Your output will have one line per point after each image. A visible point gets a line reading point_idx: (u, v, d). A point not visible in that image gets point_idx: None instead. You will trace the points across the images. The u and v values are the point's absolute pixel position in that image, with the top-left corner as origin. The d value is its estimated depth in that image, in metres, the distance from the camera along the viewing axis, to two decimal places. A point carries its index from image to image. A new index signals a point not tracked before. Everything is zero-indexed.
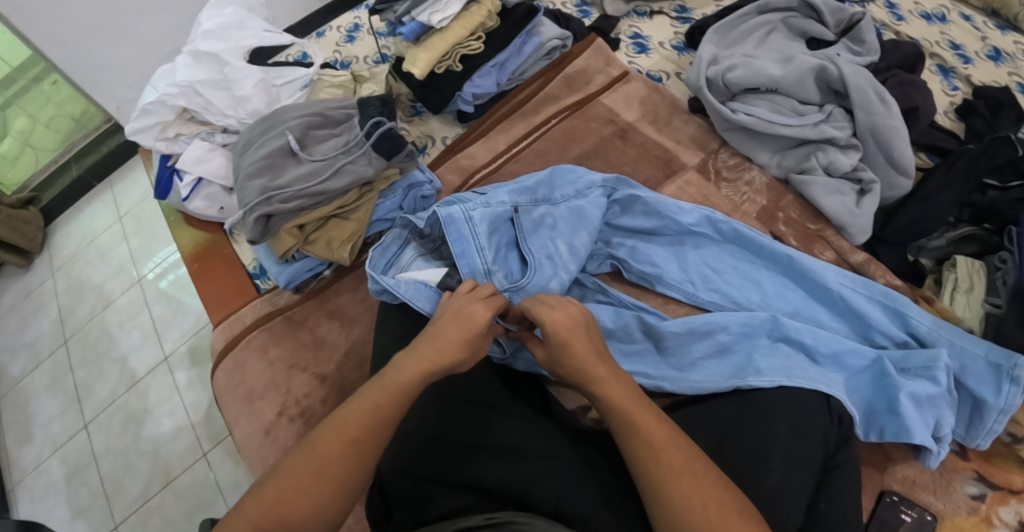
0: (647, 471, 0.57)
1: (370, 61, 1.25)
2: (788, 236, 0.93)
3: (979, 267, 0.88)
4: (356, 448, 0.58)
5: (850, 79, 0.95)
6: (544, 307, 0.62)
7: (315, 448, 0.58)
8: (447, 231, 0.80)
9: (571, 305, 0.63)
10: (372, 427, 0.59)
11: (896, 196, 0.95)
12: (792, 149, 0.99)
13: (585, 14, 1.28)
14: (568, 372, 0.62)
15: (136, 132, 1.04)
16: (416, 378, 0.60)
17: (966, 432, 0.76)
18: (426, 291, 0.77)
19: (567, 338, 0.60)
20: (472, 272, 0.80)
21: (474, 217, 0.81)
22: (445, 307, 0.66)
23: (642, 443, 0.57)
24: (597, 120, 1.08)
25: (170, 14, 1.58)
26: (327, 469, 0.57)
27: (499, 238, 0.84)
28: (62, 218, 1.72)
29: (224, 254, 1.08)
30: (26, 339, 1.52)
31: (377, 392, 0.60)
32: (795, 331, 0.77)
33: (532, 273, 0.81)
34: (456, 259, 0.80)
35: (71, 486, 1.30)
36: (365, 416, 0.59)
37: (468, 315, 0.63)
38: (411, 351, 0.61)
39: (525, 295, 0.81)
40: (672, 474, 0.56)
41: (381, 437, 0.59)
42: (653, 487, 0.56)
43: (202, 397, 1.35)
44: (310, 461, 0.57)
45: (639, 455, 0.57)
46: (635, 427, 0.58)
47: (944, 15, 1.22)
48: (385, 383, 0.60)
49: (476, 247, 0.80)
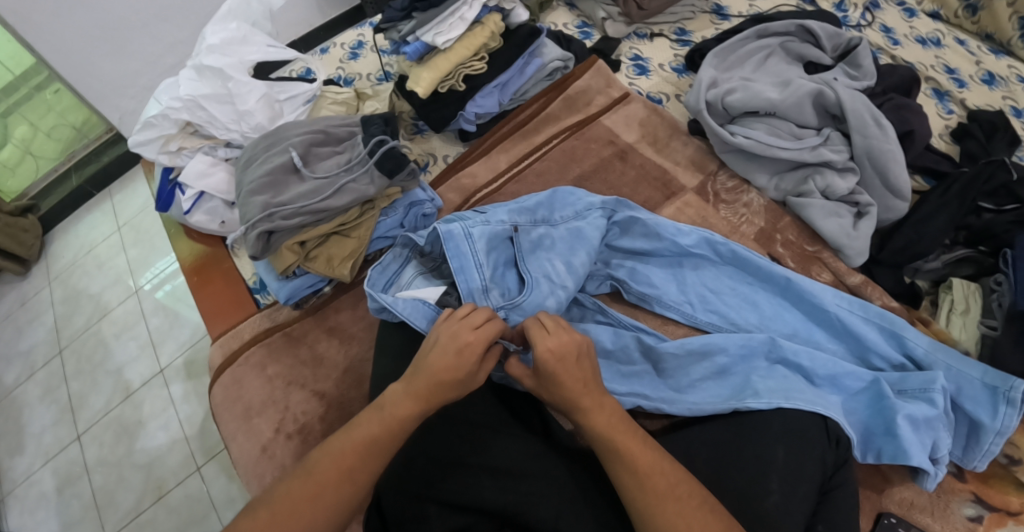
0: (632, 496, 0.57)
1: (373, 79, 1.27)
2: (786, 258, 0.94)
3: (975, 290, 0.88)
4: (351, 478, 0.58)
5: (847, 104, 0.96)
6: (541, 332, 0.62)
7: (311, 474, 0.58)
8: (446, 247, 0.81)
9: (566, 333, 0.63)
10: (370, 459, 0.59)
11: (892, 219, 0.96)
12: (790, 171, 1.00)
13: (585, 36, 1.30)
14: (555, 398, 0.62)
15: (140, 144, 1.05)
16: (414, 413, 0.61)
17: (964, 453, 0.76)
18: (423, 309, 0.77)
19: (557, 370, 0.60)
20: (469, 289, 0.80)
21: (473, 234, 0.82)
22: (432, 344, 0.64)
23: (626, 469, 0.58)
24: (597, 141, 1.09)
25: (175, 28, 1.59)
26: (321, 498, 0.57)
27: (496, 257, 0.85)
28: (61, 227, 1.72)
29: (224, 268, 1.08)
30: (21, 349, 1.51)
31: (375, 424, 0.61)
32: (792, 353, 0.77)
33: (529, 290, 0.81)
34: (455, 275, 0.80)
35: (62, 498, 1.29)
36: (362, 446, 0.60)
37: (460, 349, 0.62)
38: (407, 386, 0.62)
39: (521, 314, 0.80)
40: (656, 499, 0.56)
41: (375, 468, 0.59)
42: (637, 511, 0.57)
43: (197, 410, 1.34)
44: (305, 485, 0.58)
45: (623, 481, 0.58)
46: (618, 452, 0.58)
47: (939, 39, 1.24)
48: (383, 417, 0.61)
49: (474, 264, 0.81)
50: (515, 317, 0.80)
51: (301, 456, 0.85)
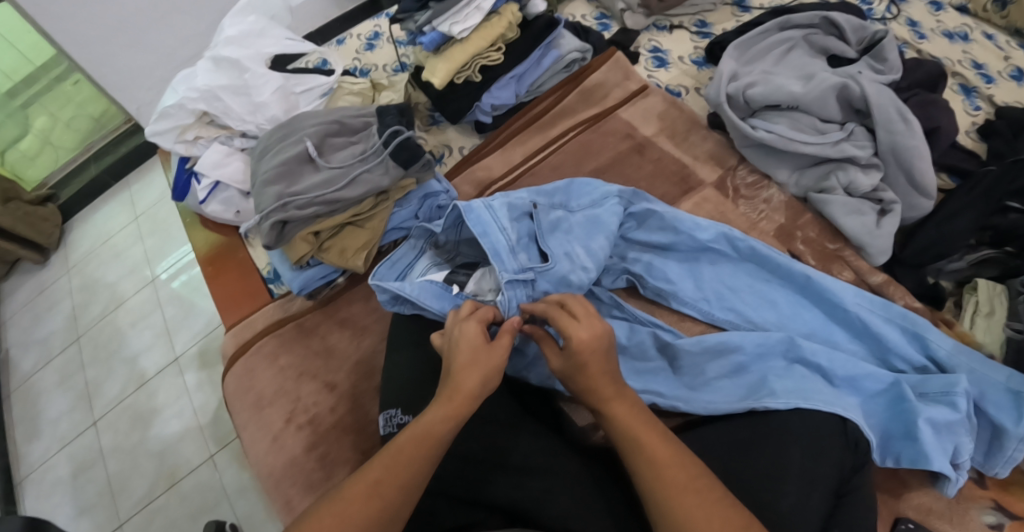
0: (652, 488, 0.55)
1: (389, 70, 1.26)
2: (806, 255, 0.92)
3: (1000, 291, 0.86)
4: (379, 491, 0.55)
5: (872, 98, 0.94)
6: (582, 314, 0.64)
7: (338, 494, 0.55)
8: (467, 218, 0.81)
9: (596, 321, 0.63)
10: (398, 470, 0.56)
11: (915, 217, 0.94)
12: (811, 167, 0.98)
13: (604, 27, 1.29)
14: (579, 388, 0.62)
15: (157, 134, 1.06)
16: (446, 423, 0.59)
17: (985, 459, 0.74)
18: (431, 288, 0.78)
19: (587, 356, 0.61)
20: (496, 249, 0.79)
21: (494, 205, 0.83)
22: (453, 332, 0.65)
23: (645, 460, 0.57)
24: (613, 134, 1.08)
25: (192, 19, 1.60)
26: (349, 515, 0.53)
27: (518, 229, 0.83)
28: (78, 217, 1.74)
29: (238, 258, 1.08)
30: (39, 336, 1.54)
31: (404, 436, 0.58)
32: (811, 353, 0.76)
33: (552, 262, 0.80)
34: (478, 239, 0.80)
35: (78, 483, 1.31)
36: (389, 459, 0.56)
37: (462, 331, 0.64)
38: (437, 401, 0.60)
39: (549, 279, 0.79)
40: (674, 492, 0.54)
41: (405, 482, 0.55)
42: (655, 503, 0.55)
43: (210, 399, 1.35)
44: (333, 506, 0.54)
45: (644, 474, 0.56)
46: (638, 443, 0.58)
47: (967, 33, 1.20)
48: (413, 429, 0.58)
49: (498, 228, 0.80)
50: (543, 283, 0.79)
51: (312, 447, 0.85)
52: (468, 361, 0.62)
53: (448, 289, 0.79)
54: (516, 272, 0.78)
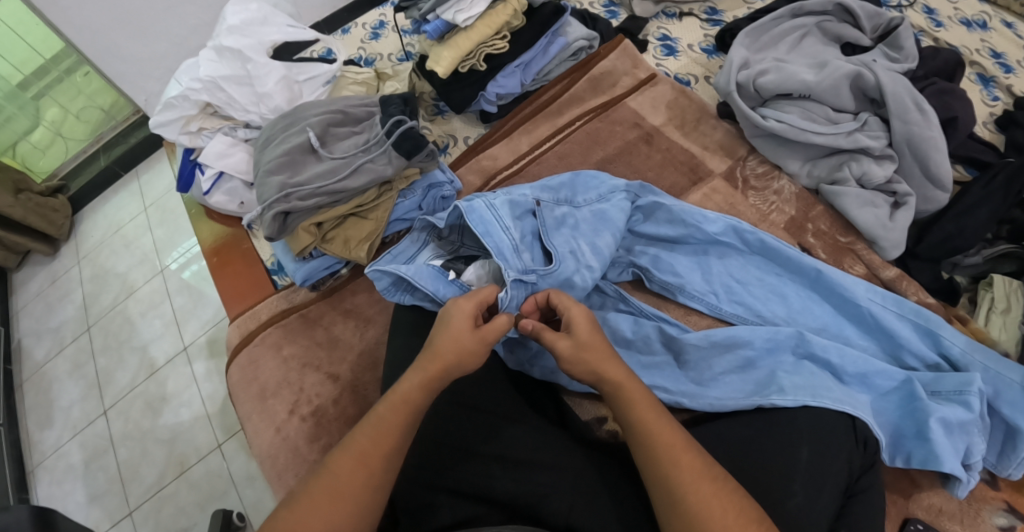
0: (666, 472, 0.54)
1: (394, 59, 1.25)
2: (816, 248, 0.90)
3: (1017, 287, 0.84)
4: (366, 463, 0.57)
5: (887, 87, 0.91)
6: (569, 301, 0.66)
7: (327, 469, 0.57)
8: (468, 220, 0.79)
9: (573, 304, 0.65)
10: (382, 439, 0.58)
11: (931, 210, 0.92)
12: (824, 157, 0.96)
13: (612, 15, 1.26)
14: (583, 369, 0.61)
15: (160, 125, 1.05)
16: (419, 390, 0.61)
17: (998, 460, 0.72)
18: (427, 270, 0.77)
19: (591, 334, 0.62)
20: (499, 249, 0.77)
21: (496, 205, 0.80)
22: (448, 310, 0.65)
23: (659, 442, 0.56)
24: (621, 123, 1.06)
25: (199, 9, 1.58)
26: (341, 487, 0.55)
27: (522, 227, 0.82)
28: (89, 207, 1.75)
29: (243, 249, 1.08)
30: (51, 325, 1.55)
31: (383, 409, 0.60)
32: (821, 349, 0.74)
33: (556, 264, 0.78)
34: (482, 239, 0.77)
35: (90, 470, 1.32)
36: (373, 430, 0.59)
37: (458, 309, 0.65)
38: (411, 368, 0.62)
39: (552, 282, 0.78)
40: (690, 477, 0.54)
41: (391, 450, 0.58)
42: (667, 487, 0.54)
43: (219, 389, 1.35)
44: (323, 481, 0.56)
45: (658, 458, 0.55)
46: (648, 426, 0.57)
47: (985, 21, 1.17)
48: (391, 399, 0.60)
49: (501, 228, 0.78)
50: (545, 287, 0.78)
51: (314, 439, 0.84)
52: (456, 344, 0.62)
53: (444, 273, 0.78)
54: (520, 271, 0.76)
